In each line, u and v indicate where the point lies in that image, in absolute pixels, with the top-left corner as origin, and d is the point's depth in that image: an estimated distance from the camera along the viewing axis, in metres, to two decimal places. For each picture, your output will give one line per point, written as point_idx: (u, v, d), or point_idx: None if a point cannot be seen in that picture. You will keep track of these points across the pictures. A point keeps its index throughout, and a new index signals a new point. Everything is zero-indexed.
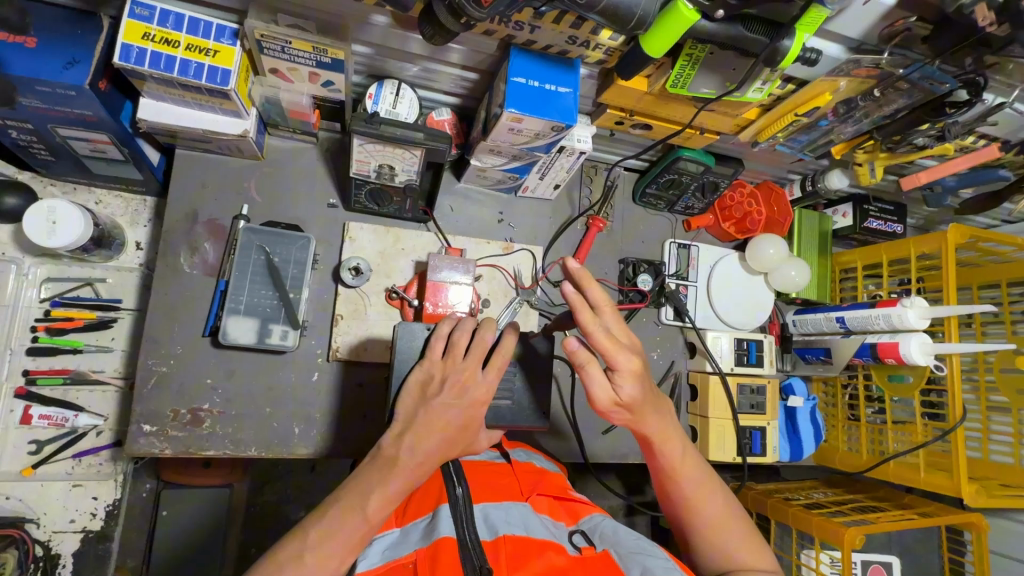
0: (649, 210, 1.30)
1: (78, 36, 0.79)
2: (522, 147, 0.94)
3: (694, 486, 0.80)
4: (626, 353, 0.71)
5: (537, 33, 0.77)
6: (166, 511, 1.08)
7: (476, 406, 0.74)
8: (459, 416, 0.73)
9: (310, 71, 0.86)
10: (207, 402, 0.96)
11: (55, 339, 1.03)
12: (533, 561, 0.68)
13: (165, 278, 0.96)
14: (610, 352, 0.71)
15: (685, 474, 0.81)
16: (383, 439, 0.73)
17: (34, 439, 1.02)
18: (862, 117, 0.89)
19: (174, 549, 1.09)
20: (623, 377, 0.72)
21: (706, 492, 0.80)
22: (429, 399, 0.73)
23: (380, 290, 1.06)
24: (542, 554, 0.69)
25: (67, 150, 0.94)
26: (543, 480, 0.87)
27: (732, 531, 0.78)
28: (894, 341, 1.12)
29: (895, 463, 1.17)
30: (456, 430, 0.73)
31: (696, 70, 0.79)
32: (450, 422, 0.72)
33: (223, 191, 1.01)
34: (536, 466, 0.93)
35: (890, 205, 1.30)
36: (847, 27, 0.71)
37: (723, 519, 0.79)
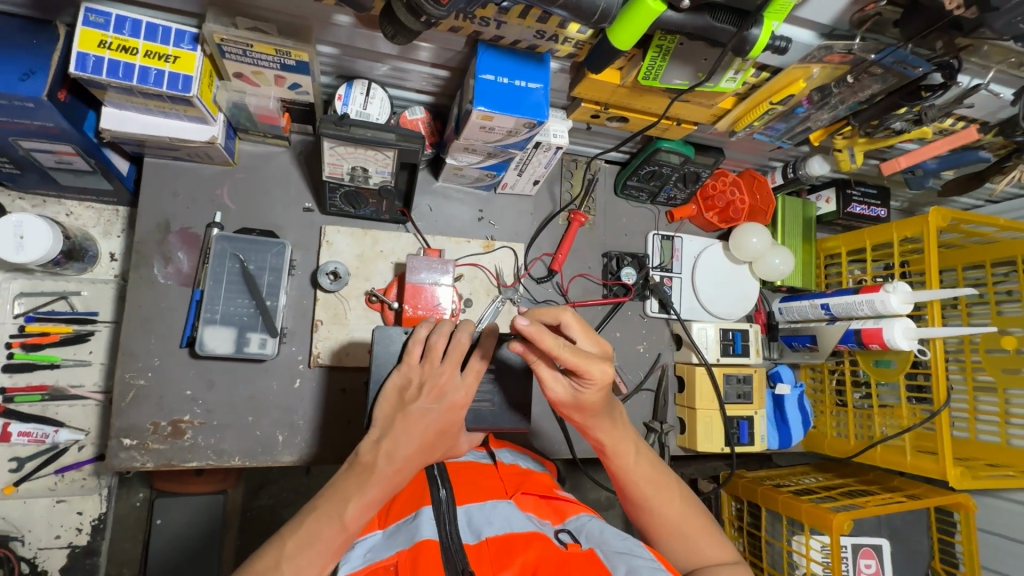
0: (631, 203, 1.29)
1: (33, 46, 0.77)
2: (496, 144, 0.92)
3: (650, 487, 0.79)
4: (600, 365, 0.68)
5: (504, 29, 0.76)
6: (161, 519, 1.07)
7: (455, 410, 0.73)
8: (438, 420, 0.72)
9: (275, 74, 0.84)
10: (188, 413, 0.95)
11: (31, 355, 1.01)
12: (518, 558, 0.68)
13: (139, 290, 0.95)
14: (582, 368, 0.67)
15: (640, 476, 0.80)
16: (360, 447, 0.72)
17: (15, 456, 1.01)
18: (839, 103, 0.87)
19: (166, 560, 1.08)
20: (591, 385, 0.70)
21: (666, 491, 0.80)
22: (407, 404, 0.73)
23: (359, 294, 1.04)
24: (527, 550, 0.69)
25: (32, 162, 0.92)
26: (528, 479, 0.87)
27: (695, 525, 0.79)
28: (879, 326, 1.11)
29: (882, 447, 1.18)
30: (434, 434, 0.72)
31: (667, 61, 0.77)
32: (429, 426, 0.72)
33: (196, 200, 1.00)
34: (521, 466, 0.92)
35: (873, 189, 1.30)
36: (816, 13, 0.70)
37: (686, 515, 0.79)
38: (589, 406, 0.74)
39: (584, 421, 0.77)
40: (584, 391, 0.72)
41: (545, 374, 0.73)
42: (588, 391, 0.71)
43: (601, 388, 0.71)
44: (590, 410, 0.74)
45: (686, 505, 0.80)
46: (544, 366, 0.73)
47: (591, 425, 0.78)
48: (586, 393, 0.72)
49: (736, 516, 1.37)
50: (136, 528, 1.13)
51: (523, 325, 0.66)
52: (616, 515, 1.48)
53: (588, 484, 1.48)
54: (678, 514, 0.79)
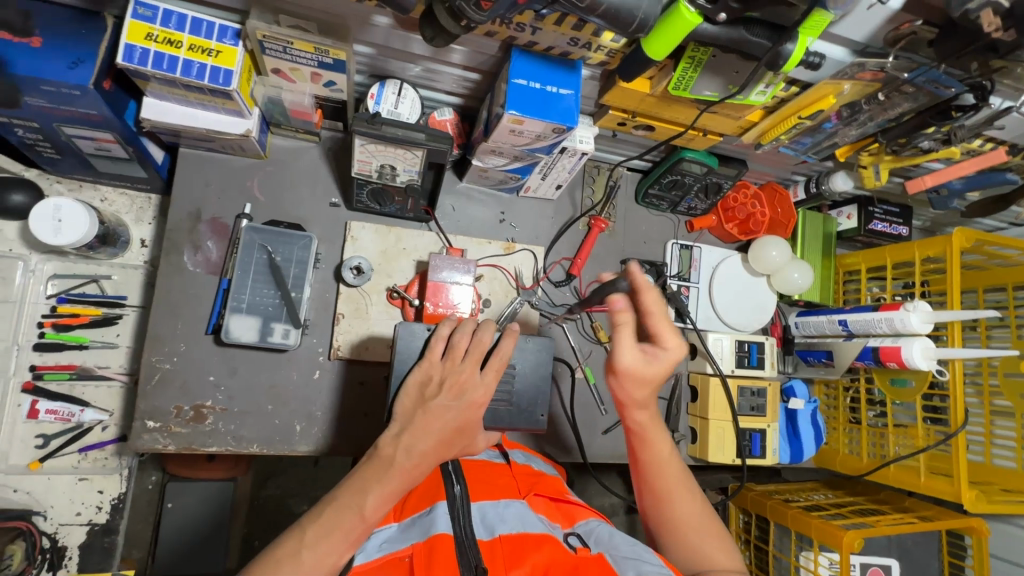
0: (652, 211, 1.30)
1: (82, 36, 0.80)
2: (523, 148, 0.93)
3: (675, 481, 0.80)
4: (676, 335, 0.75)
5: (538, 35, 0.77)
6: (171, 504, 1.09)
7: (473, 407, 0.74)
8: (456, 418, 0.74)
9: (312, 71, 0.86)
10: (210, 399, 0.97)
11: (61, 335, 1.04)
12: (529, 557, 0.68)
13: (169, 276, 0.97)
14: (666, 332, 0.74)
15: (669, 470, 0.81)
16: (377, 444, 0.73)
17: (41, 433, 1.03)
18: (867, 120, 0.87)
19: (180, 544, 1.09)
20: (663, 351, 0.75)
21: (688, 491, 0.80)
22: (426, 400, 0.74)
23: (381, 290, 1.06)
24: (539, 550, 0.69)
25: (72, 148, 0.94)
26: (541, 481, 0.88)
27: (703, 528, 0.78)
28: (897, 345, 1.11)
29: (895, 467, 1.17)
30: (453, 430, 0.73)
31: (699, 72, 0.78)
32: (448, 423, 0.73)
33: (227, 191, 1.02)
34: (534, 470, 0.93)
35: (895, 207, 1.30)
36: (851, 30, 0.70)
37: (698, 517, 0.79)
38: (649, 381, 0.76)
39: (635, 398, 0.79)
40: (653, 358, 0.75)
41: (621, 336, 0.75)
42: (656, 360, 0.75)
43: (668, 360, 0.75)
44: (649, 385, 0.76)
45: (700, 507, 0.80)
46: (621, 330, 0.75)
47: (640, 404, 0.80)
48: (654, 360, 0.75)
49: (744, 529, 1.36)
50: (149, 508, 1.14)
51: (639, 271, 0.73)
52: (621, 523, 1.47)
53: (595, 490, 1.48)
54: (688, 514, 0.79)
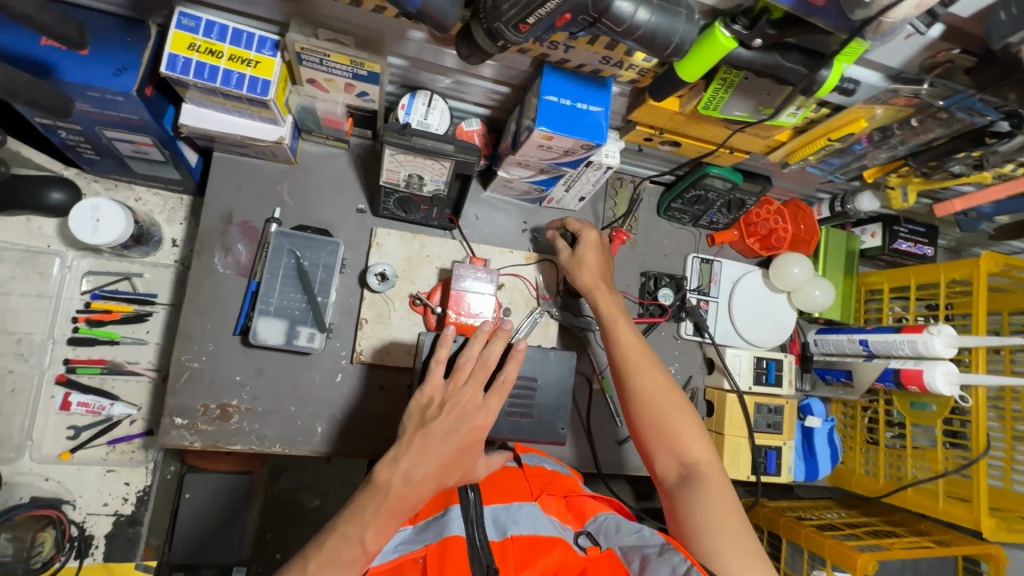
0: (673, 224, 1.30)
1: (127, 44, 0.82)
2: (550, 162, 0.94)
3: (643, 364, 0.92)
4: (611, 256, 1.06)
5: (571, 53, 0.78)
6: (189, 493, 1.10)
7: (475, 430, 0.74)
8: (458, 439, 0.73)
9: (346, 82, 0.88)
10: (236, 398, 0.99)
11: (94, 330, 1.07)
12: (540, 559, 0.70)
13: (200, 277, 0.99)
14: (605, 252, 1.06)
15: (639, 357, 0.93)
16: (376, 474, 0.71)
17: (73, 424, 1.06)
18: (899, 143, 0.86)
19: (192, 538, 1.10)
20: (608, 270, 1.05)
21: (654, 372, 0.91)
22: (427, 422, 0.73)
23: (404, 296, 1.07)
24: (550, 552, 0.71)
25: (112, 150, 0.97)
26: (553, 481, 0.88)
27: (674, 409, 0.87)
28: (919, 368, 1.10)
29: (913, 491, 1.17)
30: (456, 452, 0.72)
31: (730, 93, 0.78)
32: (449, 446, 0.72)
33: (259, 195, 1.04)
34: (546, 469, 0.93)
35: (921, 227, 1.29)
36: (886, 57, 0.70)
37: (667, 395, 0.89)
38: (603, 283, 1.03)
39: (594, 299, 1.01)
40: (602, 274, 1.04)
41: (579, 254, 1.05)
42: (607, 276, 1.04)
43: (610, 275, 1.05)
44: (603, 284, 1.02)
45: (669, 387, 0.89)
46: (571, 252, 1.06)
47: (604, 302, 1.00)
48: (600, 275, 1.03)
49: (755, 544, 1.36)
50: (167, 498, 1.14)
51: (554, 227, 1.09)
52: None
53: None
54: (659, 390, 0.89)
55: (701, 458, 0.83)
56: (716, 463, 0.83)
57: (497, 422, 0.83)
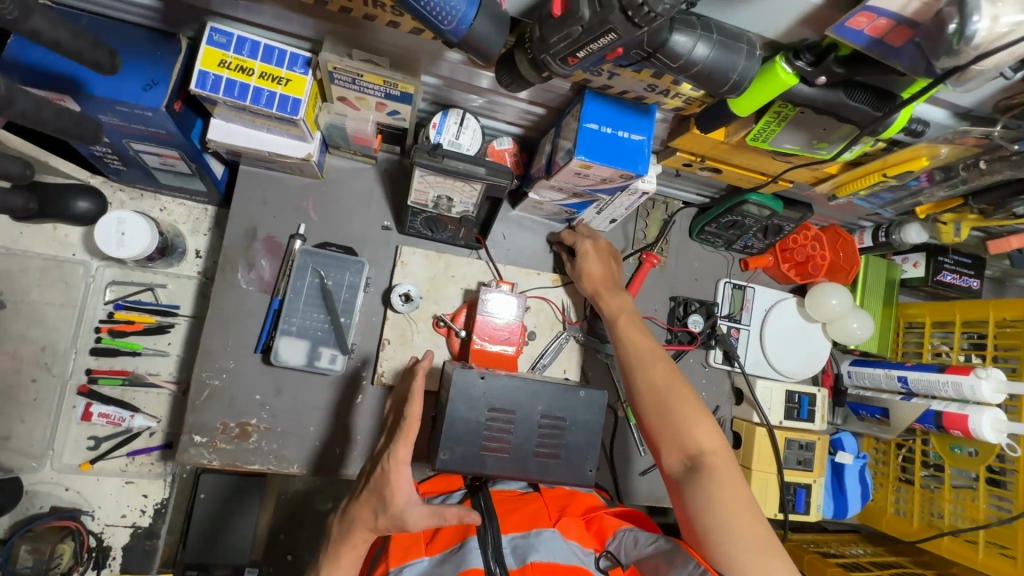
0: (706, 247, 1.25)
1: (157, 58, 0.80)
2: (585, 188, 0.90)
3: (645, 356, 0.89)
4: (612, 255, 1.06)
5: (615, 79, 0.74)
6: (204, 494, 1.11)
7: (391, 476, 0.75)
8: (374, 484, 0.76)
9: (378, 101, 0.85)
10: (255, 417, 0.97)
11: (116, 341, 1.06)
12: None
13: (223, 293, 0.98)
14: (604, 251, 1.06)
15: (641, 349, 0.90)
16: (332, 517, 0.80)
17: (93, 435, 1.06)
18: (960, 183, 0.81)
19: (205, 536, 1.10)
20: (610, 269, 1.05)
21: (656, 362, 0.88)
22: (367, 466, 0.81)
23: (427, 318, 1.05)
24: None
25: (139, 161, 0.96)
26: (572, 502, 0.84)
27: (675, 400, 0.82)
28: (964, 412, 1.04)
29: (949, 538, 1.12)
30: (378, 497, 0.75)
31: (782, 126, 0.74)
32: (373, 491, 0.76)
33: (284, 210, 1.02)
34: (564, 489, 0.89)
35: (967, 258, 1.23)
36: (959, 96, 0.65)
37: (668, 384, 0.84)
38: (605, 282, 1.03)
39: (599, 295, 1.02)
40: (603, 273, 1.04)
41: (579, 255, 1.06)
42: (609, 275, 1.04)
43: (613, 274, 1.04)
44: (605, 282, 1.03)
45: (670, 376, 0.85)
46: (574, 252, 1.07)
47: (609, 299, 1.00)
48: (600, 274, 1.04)
49: None
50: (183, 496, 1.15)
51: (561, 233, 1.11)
52: None
53: None
54: (658, 382, 0.85)
55: (705, 448, 0.78)
56: (722, 453, 0.77)
57: (524, 460, 0.79)
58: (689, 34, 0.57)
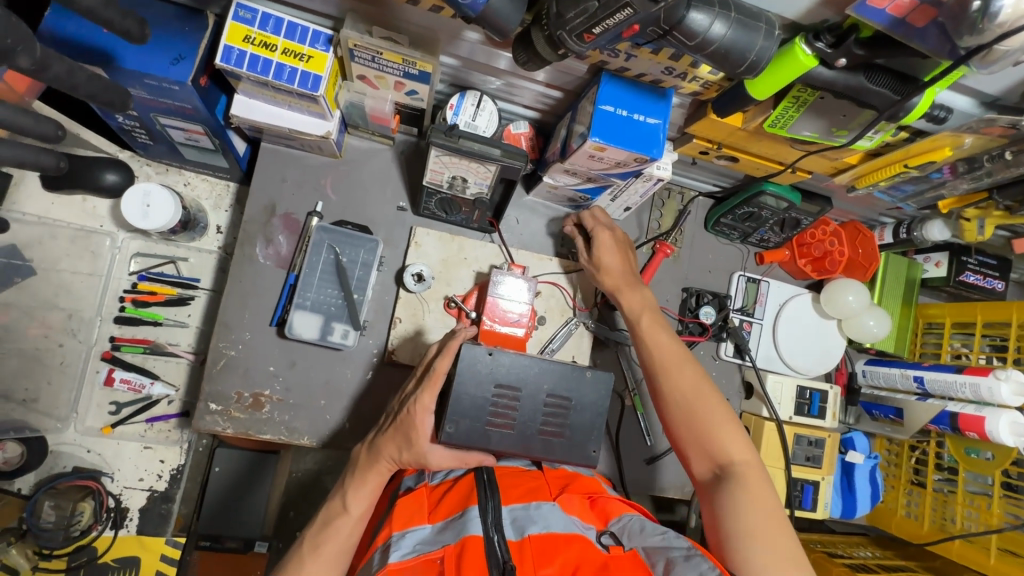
0: (721, 239, 1.24)
1: (185, 34, 0.82)
2: (599, 172, 0.91)
3: (672, 359, 0.87)
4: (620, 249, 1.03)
5: (632, 61, 0.74)
6: (219, 467, 1.13)
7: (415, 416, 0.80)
8: (399, 424, 0.81)
9: (396, 80, 0.86)
10: (269, 388, 1.00)
11: (139, 310, 1.10)
12: (559, 555, 0.67)
13: (241, 266, 1.00)
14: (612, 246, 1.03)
15: (664, 351, 0.88)
16: (361, 447, 0.86)
17: (115, 400, 1.10)
18: (985, 175, 0.79)
19: (221, 503, 1.13)
20: (623, 266, 1.02)
21: (683, 365, 0.86)
22: (394, 408, 0.86)
23: (439, 299, 1.06)
24: (568, 549, 0.68)
25: (164, 136, 0.99)
26: (574, 481, 0.84)
27: (706, 408, 0.81)
28: (980, 414, 1.02)
29: (960, 542, 1.10)
30: (402, 435, 0.80)
31: (801, 112, 0.73)
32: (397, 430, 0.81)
33: (303, 188, 1.04)
34: (568, 471, 0.89)
35: (992, 259, 1.20)
36: (985, 83, 0.64)
37: (695, 388, 0.83)
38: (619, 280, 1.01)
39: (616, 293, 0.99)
40: (614, 272, 1.02)
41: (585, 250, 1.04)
42: (622, 272, 1.01)
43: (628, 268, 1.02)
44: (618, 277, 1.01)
45: (698, 380, 0.84)
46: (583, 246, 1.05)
47: (629, 299, 0.97)
48: (613, 274, 1.02)
49: None
50: (198, 469, 1.17)
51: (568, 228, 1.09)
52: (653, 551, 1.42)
53: None
54: (688, 388, 0.83)
55: (734, 458, 0.77)
56: (752, 464, 0.77)
57: (528, 437, 0.80)
58: (707, 12, 0.56)
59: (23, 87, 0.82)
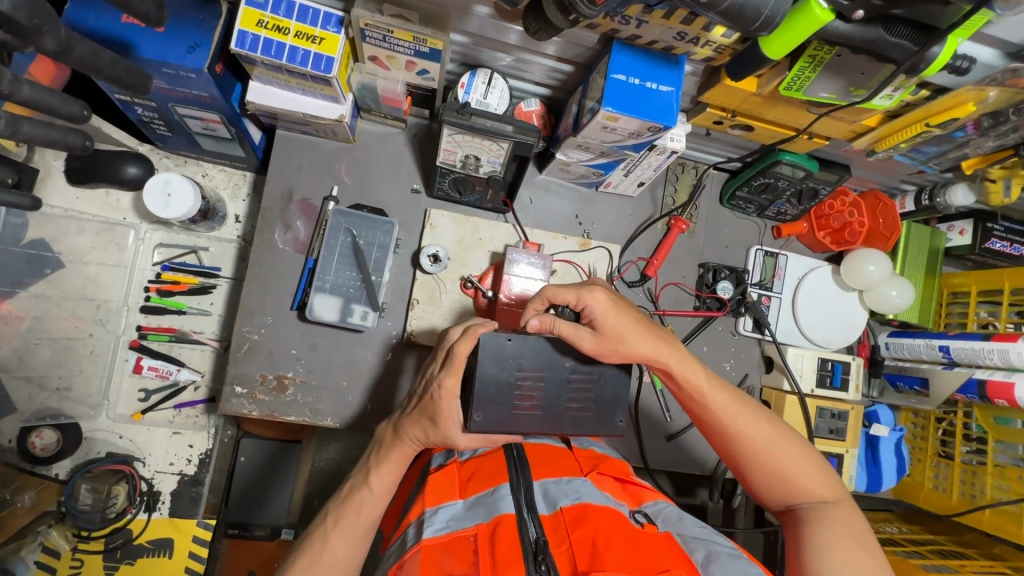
0: (736, 214, 1.23)
1: (200, 21, 0.83)
2: (612, 145, 0.90)
3: (732, 410, 0.75)
4: (614, 309, 0.78)
5: (644, 28, 0.74)
6: (245, 457, 1.17)
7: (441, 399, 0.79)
8: (424, 409, 0.80)
9: (408, 60, 0.86)
10: (291, 370, 1.02)
11: (163, 300, 1.13)
12: (591, 521, 0.68)
13: (260, 252, 1.02)
14: (604, 310, 0.77)
15: (719, 403, 0.75)
16: (386, 426, 0.87)
17: (144, 387, 1.13)
18: (1010, 131, 0.77)
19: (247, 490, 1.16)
20: (635, 328, 0.77)
21: (746, 412, 0.75)
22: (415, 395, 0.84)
23: (455, 279, 1.07)
24: (600, 515, 0.69)
25: (183, 126, 1.00)
26: (605, 462, 0.86)
27: (786, 456, 0.72)
28: (1009, 380, 1.00)
29: (990, 512, 1.08)
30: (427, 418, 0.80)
31: (817, 72, 0.72)
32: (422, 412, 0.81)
33: (318, 173, 1.06)
34: (597, 453, 0.92)
35: (1020, 225, 1.16)
36: (1009, 31, 0.62)
37: (769, 438, 0.73)
38: (630, 344, 0.77)
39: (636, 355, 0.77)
40: (623, 339, 0.77)
41: (569, 331, 0.77)
42: (635, 332, 0.77)
43: (636, 324, 0.78)
44: (628, 338, 0.77)
45: (769, 429, 0.74)
46: (564, 327, 0.78)
47: (660, 355, 0.78)
48: (627, 341, 0.76)
49: None
50: (223, 460, 1.20)
51: (533, 324, 0.79)
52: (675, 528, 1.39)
53: None
54: (766, 441, 0.73)
55: (828, 499, 0.71)
56: (845, 501, 0.70)
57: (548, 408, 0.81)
58: None
59: (48, 78, 0.87)
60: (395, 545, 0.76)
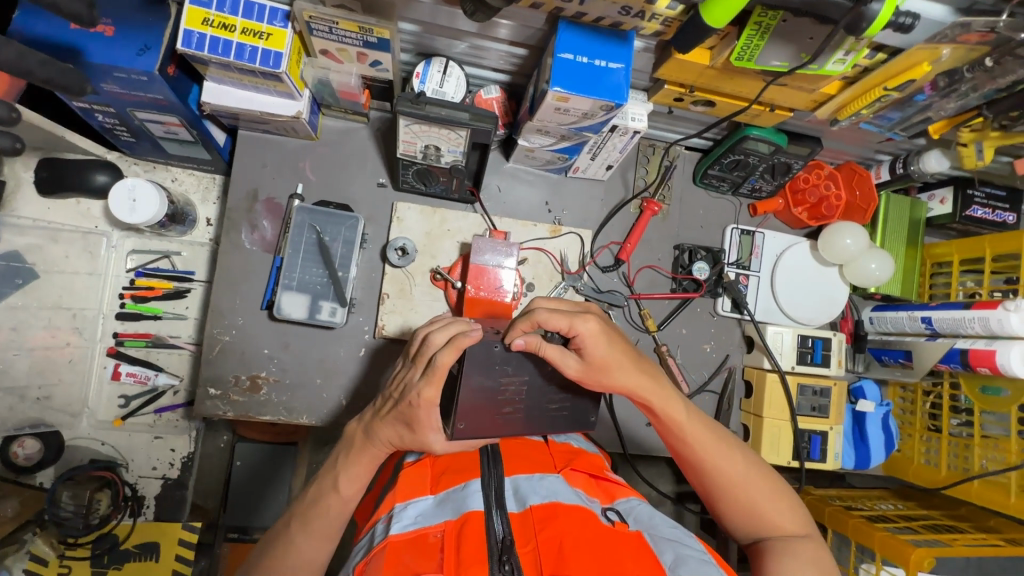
0: (711, 193, 1.21)
1: (150, 24, 0.83)
2: (570, 127, 0.89)
3: (710, 446, 0.74)
4: (603, 337, 0.73)
5: (587, 5, 0.72)
6: (241, 461, 1.18)
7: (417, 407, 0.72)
8: (400, 415, 0.74)
9: (358, 51, 0.86)
10: (264, 370, 1.02)
11: (139, 305, 1.14)
12: (560, 518, 0.67)
13: (227, 253, 1.02)
14: (594, 339, 0.72)
15: (698, 439, 0.74)
16: (355, 425, 0.82)
17: (123, 394, 1.14)
18: (970, 90, 0.76)
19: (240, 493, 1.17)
20: (622, 360, 0.73)
21: (723, 449, 0.74)
22: (390, 393, 0.78)
23: (425, 272, 1.06)
24: (569, 514, 0.67)
25: (145, 131, 1.01)
26: (579, 458, 0.85)
27: (760, 492, 0.72)
28: (991, 349, 0.98)
29: (979, 483, 1.06)
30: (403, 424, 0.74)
31: (766, 40, 0.71)
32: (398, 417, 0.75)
33: (283, 172, 1.05)
34: (574, 447, 0.91)
35: (1002, 191, 1.13)
36: None
37: (743, 475, 0.73)
38: (618, 374, 0.73)
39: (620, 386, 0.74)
40: (608, 371, 0.73)
41: (553, 353, 0.73)
42: (621, 364, 0.73)
43: (624, 353, 0.74)
44: (615, 369, 0.73)
45: (743, 465, 0.73)
46: (550, 349, 0.73)
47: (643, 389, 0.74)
48: (610, 373, 0.73)
49: None
50: (218, 466, 1.24)
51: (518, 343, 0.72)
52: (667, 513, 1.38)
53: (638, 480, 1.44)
54: (742, 479, 0.72)
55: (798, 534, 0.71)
56: (814, 535, 0.72)
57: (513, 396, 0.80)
58: None
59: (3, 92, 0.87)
60: (364, 539, 0.75)
